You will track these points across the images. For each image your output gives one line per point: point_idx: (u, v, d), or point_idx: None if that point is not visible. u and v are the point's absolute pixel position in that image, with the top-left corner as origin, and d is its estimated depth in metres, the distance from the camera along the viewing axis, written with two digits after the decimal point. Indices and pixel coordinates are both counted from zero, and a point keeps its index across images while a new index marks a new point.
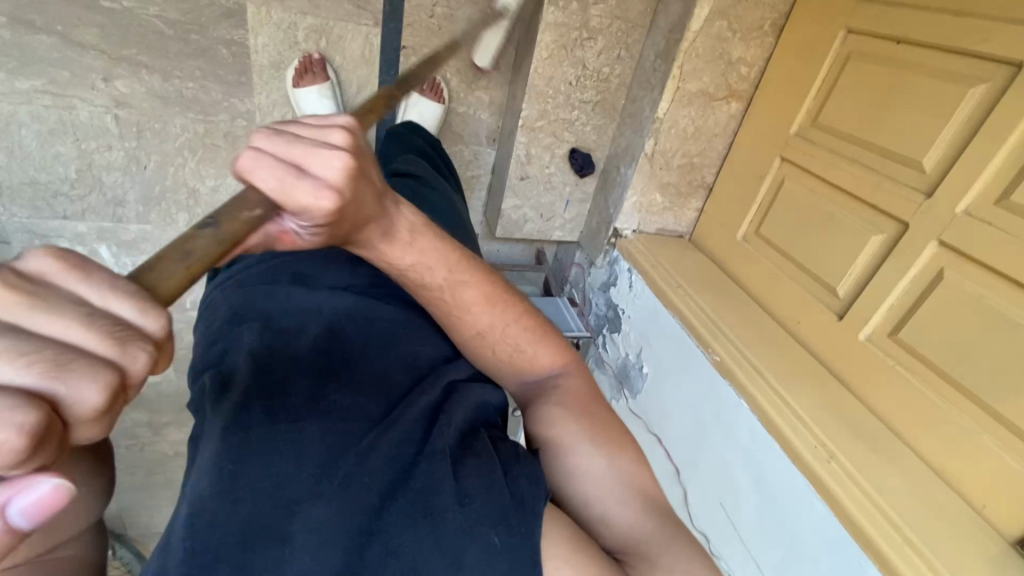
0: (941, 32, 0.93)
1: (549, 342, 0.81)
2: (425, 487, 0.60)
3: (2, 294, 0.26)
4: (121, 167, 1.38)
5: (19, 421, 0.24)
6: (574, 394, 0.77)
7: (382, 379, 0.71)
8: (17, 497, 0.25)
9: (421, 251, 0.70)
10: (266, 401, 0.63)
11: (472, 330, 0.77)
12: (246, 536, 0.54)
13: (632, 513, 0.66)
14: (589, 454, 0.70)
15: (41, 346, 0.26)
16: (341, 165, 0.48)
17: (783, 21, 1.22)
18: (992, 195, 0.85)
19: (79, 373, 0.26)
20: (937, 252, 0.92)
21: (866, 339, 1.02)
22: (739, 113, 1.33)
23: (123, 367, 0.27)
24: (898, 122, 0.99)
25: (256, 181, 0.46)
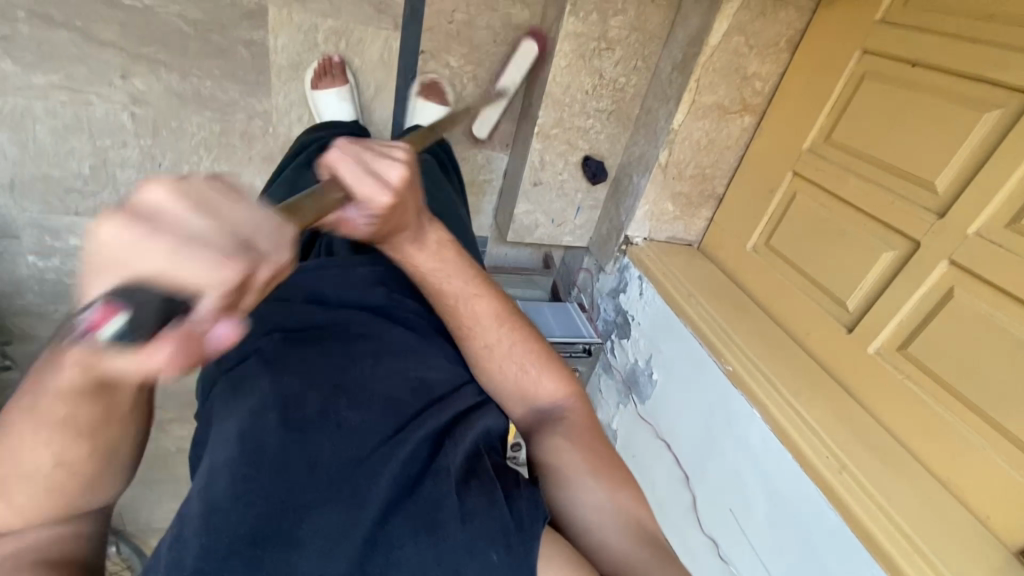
0: (956, 58, 0.96)
1: (556, 370, 0.82)
2: (430, 500, 0.63)
3: (214, 188, 0.38)
4: (135, 164, 1.37)
5: (232, 262, 0.35)
6: (579, 431, 0.78)
7: (388, 396, 0.72)
8: (215, 326, 0.37)
9: (443, 262, 0.78)
10: (277, 412, 0.63)
11: (480, 341, 0.79)
12: (257, 536, 0.57)
13: (632, 542, 0.68)
14: (591, 488, 0.72)
15: (233, 222, 0.37)
16: (402, 170, 0.57)
17: (798, 37, 1.25)
18: (1003, 218, 0.88)
19: (261, 247, 0.37)
20: (947, 271, 0.95)
21: (875, 351, 1.05)
22: (752, 127, 1.36)
23: (279, 248, 0.39)
24: (913, 144, 1.01)
25: (337, 173, 0.53)
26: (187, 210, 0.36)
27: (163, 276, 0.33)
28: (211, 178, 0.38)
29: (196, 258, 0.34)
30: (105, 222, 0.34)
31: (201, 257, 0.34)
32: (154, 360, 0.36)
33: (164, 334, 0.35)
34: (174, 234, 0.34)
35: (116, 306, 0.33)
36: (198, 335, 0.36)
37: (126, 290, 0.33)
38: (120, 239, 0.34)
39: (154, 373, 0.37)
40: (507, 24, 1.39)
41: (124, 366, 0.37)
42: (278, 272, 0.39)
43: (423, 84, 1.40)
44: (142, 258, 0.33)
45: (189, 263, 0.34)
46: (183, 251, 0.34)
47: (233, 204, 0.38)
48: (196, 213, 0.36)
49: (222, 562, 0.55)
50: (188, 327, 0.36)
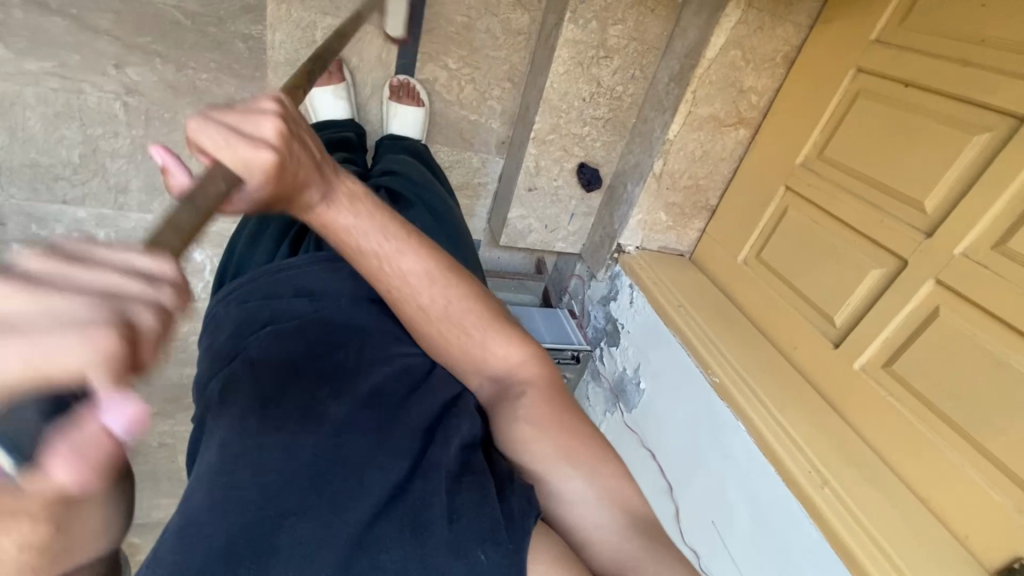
0: (949, 80, 0.97)
1: (507, 330, 0.78)
2: (415, 500, 0.60)
3: (47, 262, 0.29)
4: (127, 155, 1.35)
5: (105, 338, 0.27)
6: (546, 405, 0.74)
7: (371, 388, 0.68)
8: (111, 404, 0.28)
9: (360, 214, 0.68)
10: (257, 407, 0.63)
11: (415, 309, 0.73)
12: (233, 551, 0.55)
13: (619, 529, 0.67)
14: (568, 473, 0.69)
15: (86, 292, 0.28)
16: (272, 125, 0.53)
17: (794, 54, 1.26)
18: (990, 239, 0.89)
19: (126, 308, 0.29)
20: (933, 289, 0.96)
21: (860, 368, 1.05)
22: (746, 140, 1.37)
23: (154, 294, 0.30)
24: (905, 165, 1.02)
25: (211, 153, 0.49)
26: (13, 290, 0.27)
27: (25, 387, 0.26)
28: (41, 251, 0.29)
29: (51, 347, 0.26)
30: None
31: (68, 335, 0.26)
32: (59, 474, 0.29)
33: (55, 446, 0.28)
34: (23, 319, 0.26)
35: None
36: (93, 437, 0.29)
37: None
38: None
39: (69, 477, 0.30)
40: (507, 28, 1.39)
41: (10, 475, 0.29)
42: (174, 314, 0.31)
43: (391, 86, 1.36)
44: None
45: (51, 342, 0.26)
46: (33, 349, 0.26)
47: (87, 267, 0.29)
48: (33, 289, 0.27)
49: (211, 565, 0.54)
50: (82, 432, 0.29)
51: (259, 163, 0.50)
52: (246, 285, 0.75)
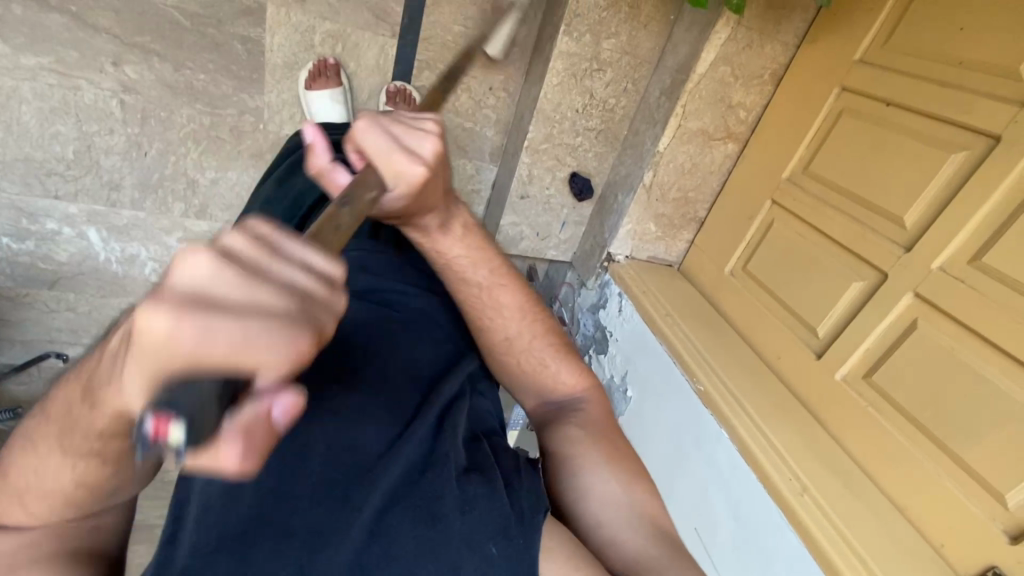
0: (928, 99, 1.00)
1: (572, 361, 0.83)
2: (427, 491, 0.60)
3: (249, 247, 0.32)
4: (121, 152, 1.36)
5: (304, 335, 0.31)
6: (596, 422, 0.77)
7: (384, 384, 0.70)
8: (275, 400, 0.31)
9: (466, 247, 0.79)
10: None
11: (502, 333, 0.80)
12: (247, 533, 0.54)
13: (645, 539, 0.66)
14: (605, 481, 0.71)
15: (280, 287, 0.32)
16: (431, 146, 0.61)
17: (781, 71, 1.29)
18: (966, 255, 0.92)
19: (316, 307, 0.33)
20: (912, 302, 0.99)
21: (841, 378, 1.07)
22: (734, 154, 1.40)
23: (333, 301, 0.34)
24: (886, 181, 1.05)
25: (374, 161, 0.59)
26: (226, 275, 0.30)
27: (220, 364, 0.28)
28: (244, 235, 0.33)
29: (263, 333, 0.29)
30: (138, 331, 0.27)
31: (272, 329, 0.29)
32: (217, 456, 0.29)
33: (223, 432, 0.29)
34: (236, 307, 0.29)
35: (166, 409, 0.26)
36: (258, 423, 0.31)
37: (173, 390, 0.26)
38: (152, 340, 0.27)
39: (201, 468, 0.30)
40: (503, 39, 1.42)
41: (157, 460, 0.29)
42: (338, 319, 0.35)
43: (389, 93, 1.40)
44: (186, 352, 0.27)
45: (263, 336, 0.29)
46: (246, 331, 0.28)
47: (277, 264, 0.33)
48: (242, 279, 0.30)
49: (225, 546, 0.52)
50: (249, 413, 0.30)
51: (410, 179, 0.59)
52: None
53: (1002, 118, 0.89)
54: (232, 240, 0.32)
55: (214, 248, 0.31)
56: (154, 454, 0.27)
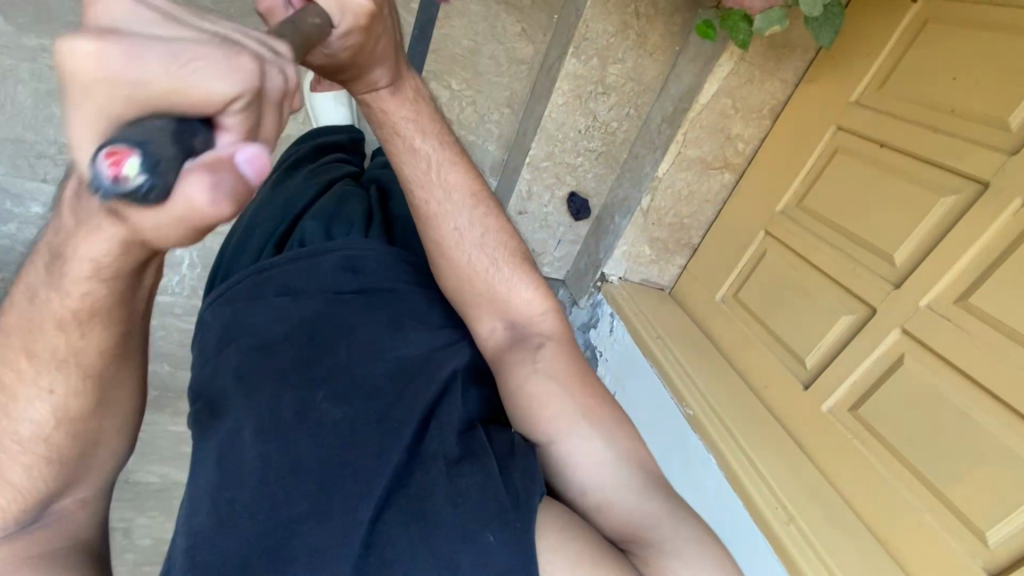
0: (921, 143, 1.04)
1: (529, 276, 0.85)
2: (418, 493, 0.63)
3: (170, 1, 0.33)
4: None
5: (236, 70, 0.31)
6: (557, 360, 0.79)
7: (365, 386, 0.70)
8: (236, 150, 0.33)
9: (417, 121, 0.77)
10: (258, 418, 0.66)
11: (453, 231, 0.81)
12: (247, 558, 0.58)
13: (635, 498, 0.70)
14: (586, 438, 0.73)
15: (208, 29, 0.33)
16: None
17: (779, 107, 1.33)
18: (952, 294, 0.95)
19: (255, 54, 0.33)
20: (900, 338, 1.01)
21: (828, 411, 1.08)
22: (730, 184, 1.42)
23: (286, 53, 0.35)
24: (878, 220, 1.09)
25: None
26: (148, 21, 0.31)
27: (165, 99, 0.30)
28: None
29: (195, 63, 0.30)
30: (61, 61, 0.29)
31: (202, 62, 0.31)
32: (192, 199, 0.32)
33: (187, 172, 0.32)
34: (160, 43, 0.30)
35: (120, 145, 0.30)
36: (224, 171, 0.32)
37: (121, 134, 0.30)
38: (84, 68, 0.29)
39: (193, 219, 0.33)
40: (511, 57, 1.44)
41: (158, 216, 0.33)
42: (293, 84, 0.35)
43: None
44: (127, 85, 0.30)
45: (195, 70, 0.30)
46: (180, 59, 0.30)
47: (208, 15, 0.34)
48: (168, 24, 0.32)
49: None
50: (211, 161, 0.32)
51: (355, 4, 0.54)
52: (224, 294, 0.77)
53: (989, 166, 0.93)
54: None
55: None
56: (140, 198, 0.31)
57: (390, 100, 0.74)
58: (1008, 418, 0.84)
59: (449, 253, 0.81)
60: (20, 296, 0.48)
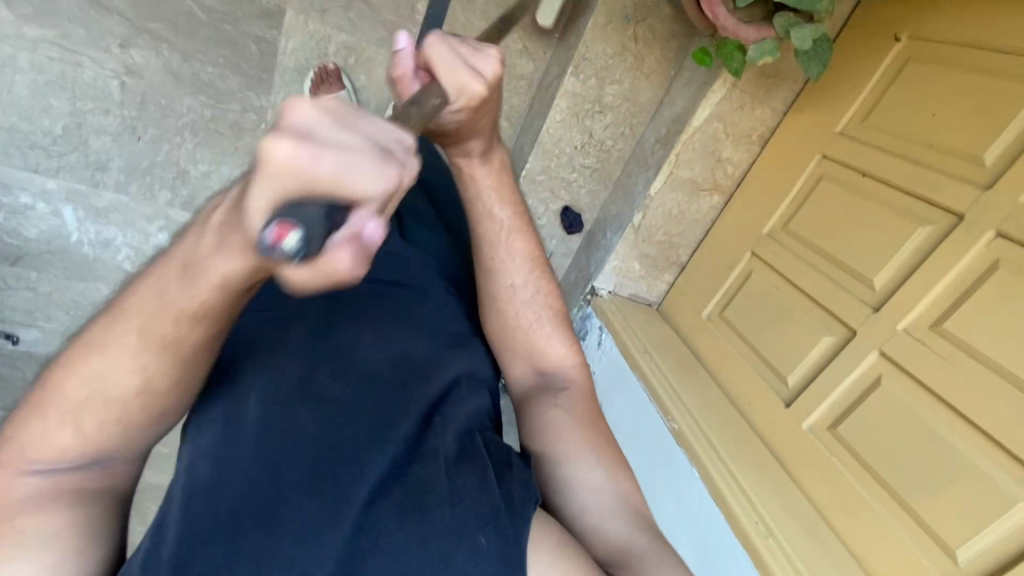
0: (901, 174, 1.08)
1: (565, 334, 0.86)
2: (417, 483, 0.62)
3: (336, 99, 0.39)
4: (113, 134, 1.32)
5: (386, 170, 0.38)
6: (581, 406, 0.81)
7: (367, 372, 0.68)
8: (370, 230, 0.38)
9: (498, 184, 0.83)
10: (267, 382, 0.63)
11: (506, 281, 0.83)
12: (238, 523, 0.55)
13: (627, 527, 0.71)
14: (591, 469, 0.75)
15: (365, 130, 0.39)
16: (494, 67, 0.64)
17: (768, 134, 1.37)
18: (929, 319, 0.99)
19: (398, 157, 0.39)
20: (877, 360, 1.05)
21: (808, 429, 1.12)
22: (719, 206, 1.46)
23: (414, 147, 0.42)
24: (859, 245, 1.13)
25: (436, 70, 0.61)
26: (323, 120, 0.37)
27: (327, 187, 0.36)
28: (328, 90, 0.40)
29: (356, 164, 0.37)
30: (261, 157, 0.35)
31: (363, 163, 0.37)
32: (336, 264, 0.36)
33: (333, 247, 0.36)
34: (334, 144, 0.36)
35: (289, 222, 0.34)
36: (358, 247, 0.37)
37: (289, 214, 0.34)
38: (276, 163, 0.35)
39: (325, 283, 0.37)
40: (511, 72, 1.47)
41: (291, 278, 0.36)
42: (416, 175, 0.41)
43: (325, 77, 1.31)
44: (305, 175, 0.35)
45: (359, 170, 0.37)
46: (347, 157, 0.36)
47: (364, 114, 0.40)
48: (338, 124, 0.38)
49: (205, 545, 0.54)
50: (351, 239, 0.37)
51: (470, 93, 0.62)
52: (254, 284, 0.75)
53: (965, 199, 0.98)
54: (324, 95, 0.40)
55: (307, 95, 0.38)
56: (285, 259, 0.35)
57: (477, 162, 0.81)
58: (979, 440, 0.87)
59: (495, 295, 0.83)
60: (145, 285, 0.46)
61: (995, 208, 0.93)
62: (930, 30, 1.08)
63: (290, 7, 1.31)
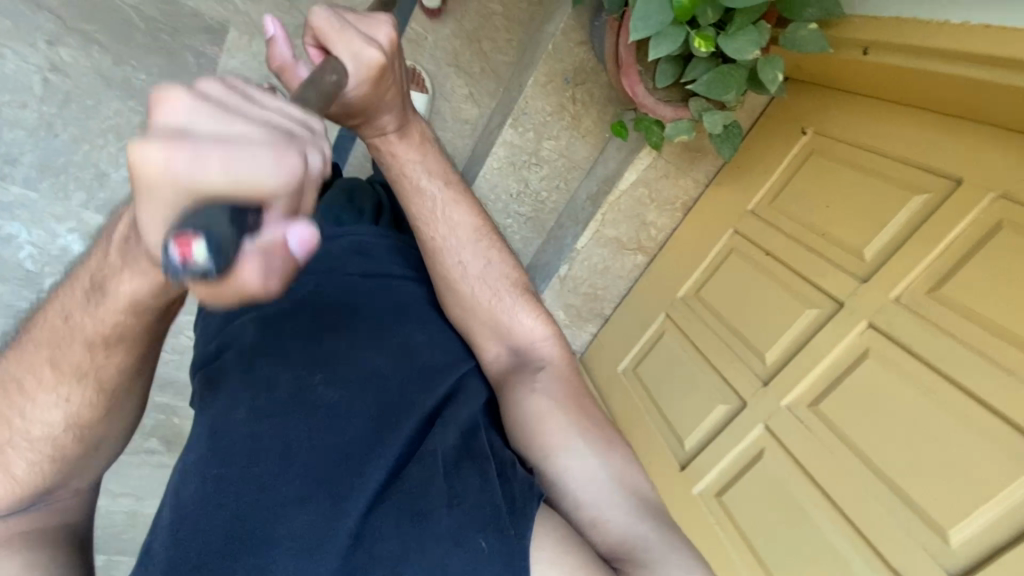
0: (797, 258, 1.15)
1: (534, 305, 0.89)
2: (413, 488, 0.66)
3: (206, 99, 0.36)
4: (28, 129, 1.26)
5: (289, 159, 0.36)
6: (559, 384, 0.83)
7: (371, 377, 0.74)
8: (288, 229, 0.37)
9: (423, 158, 0.84)
10: (265, 396, 0.70)
11: (455, 259, 0.86)
12: (231, 543, 0.61)
13: (628, 512, 0.74)
14: (585, 455, 0.77)
15: (254, 121, 0.37)
16: (388, 35, 0.67)
17: (692, 203, 1.44)
18: (808, 398, 1.05)
19: (298, 143, 0.37)
20: (762, 433, 1.12)
21: (699, 493, 1.20)
22: (642, 265, 1.52)
23: (322, 136, 0.40)
24: (758, 321, 1.19)
25: (332, 40, 0.62)
26: (196, 114, 0.35)
27: (223, 190, 0.34)
28: (194, 89, 0.36)
29: (248, 159, 0.34)
30: (135, 162, 0.33)
31: (256, 154, 0.35)
32: (250, 276, 0.36)
33: (247, 253, 0.35)
34: (216, 141, 0.34)
35: (186, 233, 0.32)
36: (280, 247, 0.37)
37: (189, 221, 0.33)
38: (151, 170, 0.33)
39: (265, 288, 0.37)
40: (455, 115, 1.47)
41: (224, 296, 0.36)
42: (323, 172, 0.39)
43: None
44: (187, 176, 0.33)
45: (251, 162, 0.34)
46: (225, 158, 0.34)
47: (253, 106, 0.38)
48: (214, 117, 0.36)
49: (221, 555, 0.60)
50: (266, 240, 0.36)
51: (365, 58, 0.64)
52: None
53: (844, 286, 1.05)
54: (204, 83, 0.38)
55: (157, 94, 0.35)
56: (206, 277, 0.33)
57: (396, 140, 0.82)
58: (840, 522, 0.94)
59: (454, 282, 0.86)
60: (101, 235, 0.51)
61: (869, 301, 1.00)
62: (830, 126, 1.15)
63: (234, 27, 1.32)
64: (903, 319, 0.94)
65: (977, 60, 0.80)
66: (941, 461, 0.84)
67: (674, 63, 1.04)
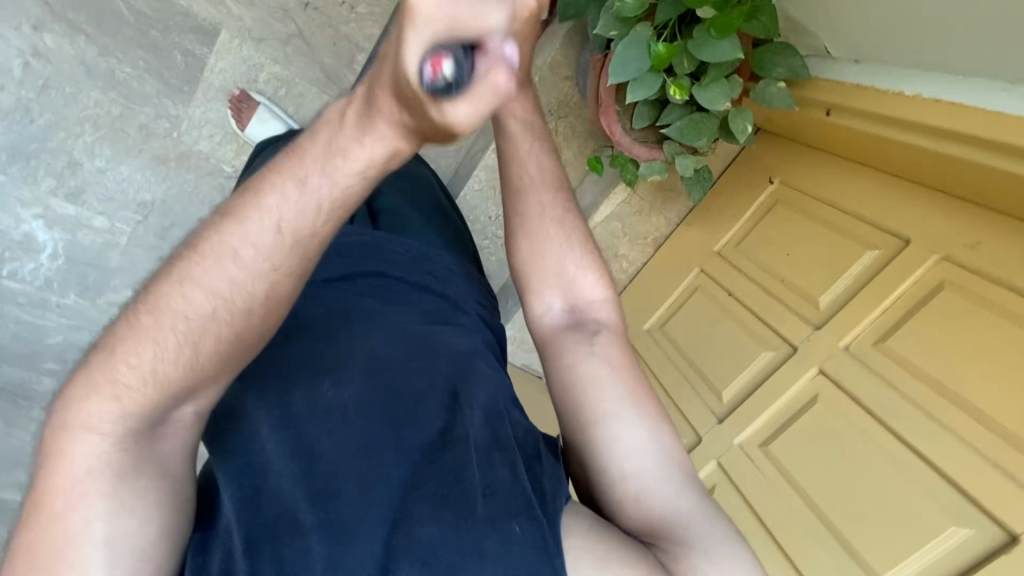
0: (756, 301, 1.20)
1: (598, 263, 0.74)
2: (446, 473, 0.56)
3: None
4: (3, 112, 1.23)
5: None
6: (618, 350, 0.68)
7: (380, 360, 0.63)
8: (504, 50, 0.34)
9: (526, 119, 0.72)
10: (274, 401, 0.58)
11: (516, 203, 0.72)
12: (275, 532, 0.51)
13: (674, 487, 0.61)
14: (634, 424, 0.63)
15: None
16: None
17: (663, 238, 1.48)
18: (759, 438, 1.10)
19: None
20: (714, 469, 1.17)
21: None
22: (613, 295, 1.56)
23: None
24: (714, 362, 1.25)
25: None
26: None
27: (458, 18, 0.33)
28: None
29: None
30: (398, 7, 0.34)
31: None
32: (477, 92, 0.34)
33: (473, 72, 0.34)
34: None
35: (436, 52, 0.33)
36: (495, 75, 0.34)
37: (434, 46, 0.33)
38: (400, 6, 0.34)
39: (495, 108, 0.36)
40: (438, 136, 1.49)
41: (460, 120, 0.36)
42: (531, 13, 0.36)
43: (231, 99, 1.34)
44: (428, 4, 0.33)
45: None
46: None
47: None
48: None
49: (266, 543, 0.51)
50: (486, 62, 0.34)
51: None
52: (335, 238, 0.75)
53: (796, 330, 1.10)
54: None
55: None
56: (448, 88, 0.34)
57: (512, 89, 0.70)
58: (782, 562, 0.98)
59: (528, 228, 0.72)
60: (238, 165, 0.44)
61: (821, 348, 1.05)
62: (793, 178, 1.21)
63: (225, 28, 1.32)
64: (851, 369, 0.99)
65: (923, 130, 0.87)
66: (880, 509, 0.87)
67: (650, 107, 1.09)
